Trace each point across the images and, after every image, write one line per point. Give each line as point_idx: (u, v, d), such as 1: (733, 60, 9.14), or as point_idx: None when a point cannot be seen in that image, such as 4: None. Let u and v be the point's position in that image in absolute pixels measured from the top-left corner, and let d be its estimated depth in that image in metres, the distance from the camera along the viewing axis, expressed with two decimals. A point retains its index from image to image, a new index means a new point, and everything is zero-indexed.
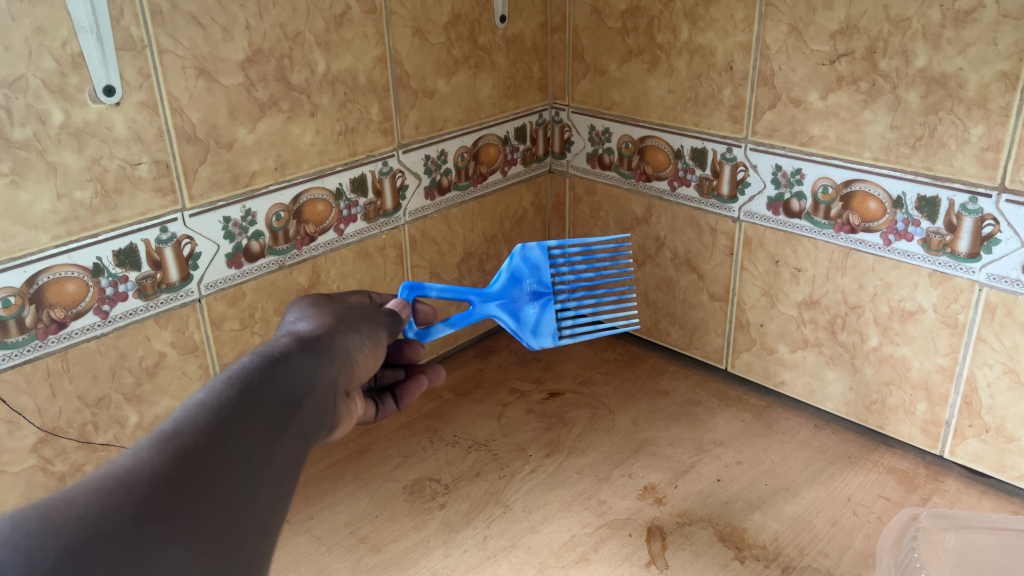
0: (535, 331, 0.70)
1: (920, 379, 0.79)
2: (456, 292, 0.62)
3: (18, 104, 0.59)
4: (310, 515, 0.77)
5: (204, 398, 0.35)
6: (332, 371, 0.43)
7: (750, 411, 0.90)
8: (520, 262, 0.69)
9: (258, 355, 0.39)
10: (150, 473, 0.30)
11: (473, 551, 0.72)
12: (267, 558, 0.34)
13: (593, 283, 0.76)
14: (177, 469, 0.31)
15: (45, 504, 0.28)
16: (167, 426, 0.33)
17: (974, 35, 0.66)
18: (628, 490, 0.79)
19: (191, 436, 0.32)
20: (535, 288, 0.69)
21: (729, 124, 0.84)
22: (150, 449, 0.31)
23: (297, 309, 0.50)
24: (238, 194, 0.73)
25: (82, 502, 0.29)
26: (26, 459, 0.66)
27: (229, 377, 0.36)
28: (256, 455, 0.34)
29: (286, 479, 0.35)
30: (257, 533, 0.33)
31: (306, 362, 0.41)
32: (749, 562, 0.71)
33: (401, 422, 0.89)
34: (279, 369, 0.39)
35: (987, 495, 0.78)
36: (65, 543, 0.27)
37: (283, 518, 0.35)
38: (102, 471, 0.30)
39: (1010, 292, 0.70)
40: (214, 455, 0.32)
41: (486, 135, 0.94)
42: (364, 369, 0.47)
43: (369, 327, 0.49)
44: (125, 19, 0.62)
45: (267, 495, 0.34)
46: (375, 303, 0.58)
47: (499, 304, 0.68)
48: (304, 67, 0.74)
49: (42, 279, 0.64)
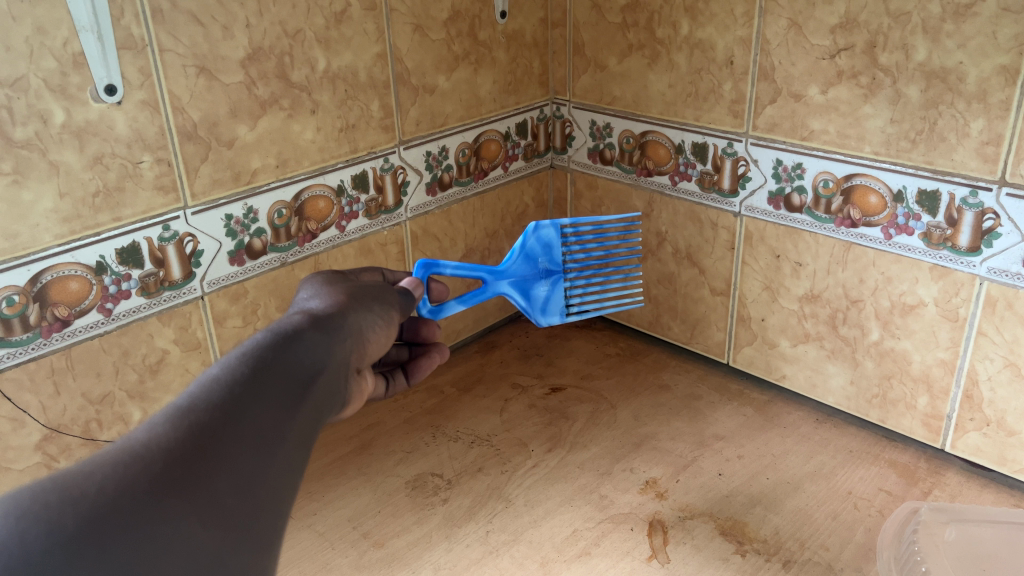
0: (544, 310, 0.70)
1: (921, 373, 0.79)
2: (470, 270, 0.61)
3: (20, 105, 0.59)
4: (313, 511, 0.77)
5: (217, 373, 0.35)
6: (344, 349, 0.43)
7: (752, 405, 0.90)
8: (533, 242, 0.68)
9: (271, 332, 0.39)
10: (165, 447, 0.31)
11: (475, 546, 0.73)
12: (282, 533, 0.34)
13: (603, 262, 0.75)
14: (192, 444, 0.31)
15: (64, 476, 0.28)
16: (181, 400, 0.33)
17: (975, 29, 0.66)
18: (629, 484, 0.79)
19: (206, 412, 0.33)
20: (547, 267, 0.69)
21: (729, 119, 0.84)
22: (166, 423, 0.32)
23: (309, 287, 0.50)
24: (239, 192, 0.74)
25: (100, 475, 0.29)
26: (30, 456, 0.67)
27: (244, 353, 0.37)
28: (270, 431, 0.34)
29: (299, 455, 0.36)
30: (272, 508, 0.33)
31: (320, 339, 0.41)
32: (750, 557, 0.71)
33: (404, 417, 0.90)
34: (292, 346, 0.39)
35: (988, 488, 0.78)
36: (83, 515, 0.27)
37: (297, 494, 0.35)
38: (118, 445, 0.30)
39: (1011, 286, 0.70)
40: (229, 430, 0.33)
41: (487, 130, 0.94)
42: (375, 348, 0.47)
43: (381, 306, 0.49)
44: (126, 18, 0.62)
45: (281, 472, 0.34)
46: (386, 280, 0.58)
47: (511, 282, 0.68)
48: (305, 64, 0.75)
49: (45, 278, 0.64)
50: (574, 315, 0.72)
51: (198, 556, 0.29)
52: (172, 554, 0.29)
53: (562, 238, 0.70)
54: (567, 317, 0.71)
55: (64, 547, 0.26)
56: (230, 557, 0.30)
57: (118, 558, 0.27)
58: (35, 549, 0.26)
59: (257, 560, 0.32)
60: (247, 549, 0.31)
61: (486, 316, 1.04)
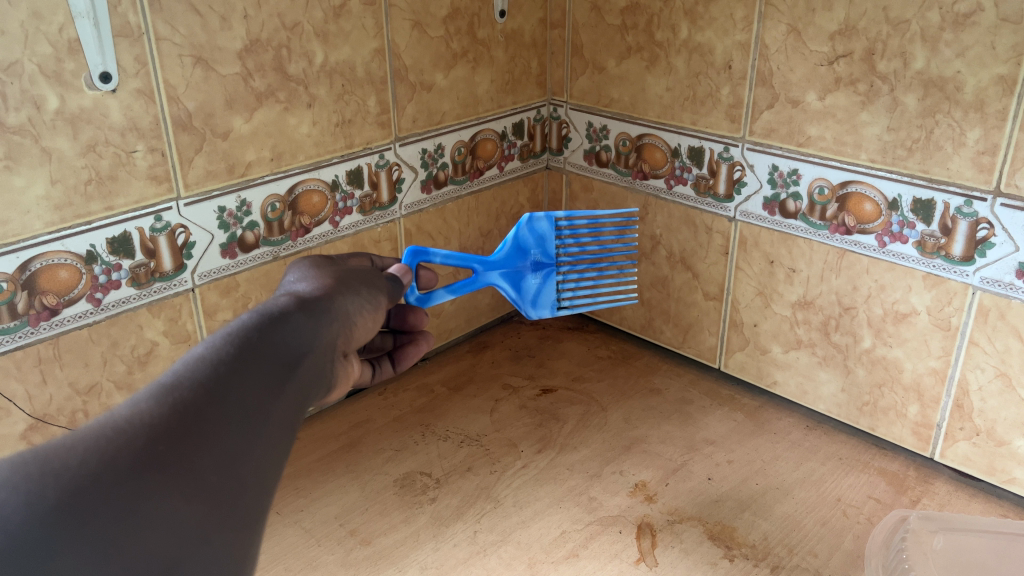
0: (534, 303, 0.70)
1: (912, 381, 0.79)
2: (461, 259, 0.60)
3: (13, 89, 0.58)
4: (300, 507, 0.77)
5: (203, 352, 0.34)
6: (331, 333, 0.43)
7: (742, 410, 0.90)
8: (526, 233, 0.68)
9: (258, 313, 0.39)
10: (148, 423, 0.30)
11: (462, 545, 0.72)
12: (266, 513, 0.33)
13: (597, 258, 0.75)
14: (176, 421, 0.31)
15: (45, 448, 0.28)
16: (165, 377, 0.32)
17: (974, 38, 0.66)
18: (619, 487, 0.79)
19: (191, 390, 0.32)
20: (539, 259, 0.69)
21: (727, 123, 0.84)
22: (150, 400, 0.31)
23: (296, 270, 0.49)
24: (233, 184, 0.73)
25: (82, 448, 0.28)
26: (14, 445, 0.66)
27: (229, 333, 0.36)
28: (255, 412, 0.34)
29: (284, 435, 0.35)
30: (257, 488, 0.33)
31: (307, 322, 0.41)
32: (738, 561, 0.71)
33: (393, 416, 0.89)
34: (279, 328, 0.38)
35: (976, 498, 0.78)
36: (65, 488, 0.27)
37: (281, 474, 0.35)
38: (102, 419, 0.30)
39: (1004, 296, 0.71)
40: (214, 409, 0.32)
41: (484, 130, 0.94)
42: (362, 333, 0.47)
43: (369, 291, 0.48)
44: (123, 6, 0.62)
45: (265, 452, 0.34)
46: (375, 267, 0.57)
47: (502, 272, 0.67)
48: (302, 57, 0.74)
49: (35, 266, 0.63)
50: (564, 310, 0.71)
51: (183, 533, 0.29)
52: (156, 531, 0.28)
53: (557, 230, 0.69)
54: (557, 312, 0.71)
55: (45, 520, 0.26)
56: (215, 535, 0.30)
57: (99, 533, 0.27)
58: (16, 521, 0.26)
59: (240, 540, 0.31)
60: (230, 527, 0.31)
61: (479, 315, 1.04)
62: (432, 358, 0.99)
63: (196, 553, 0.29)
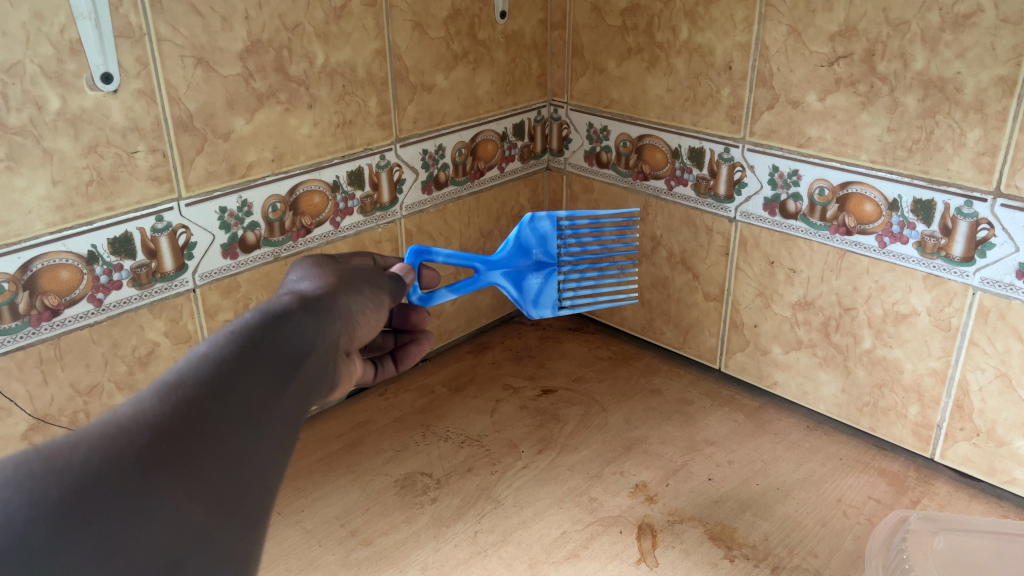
0: (535, 302, 0.70)
1: (912, 382, 0.79)
2: (462, 258, 0.60)
3: (15, 90, 0.59)
4: (301, 507, 0.77)
5: (206, 351, 0.34)
6: (334, 332, 0.43)
7: (743, 411, 0.90)
8: (528, 233, 0.68)
9: (260, 312, 0.39)
10: (151, 421, 0.30)
11: (463, 546, 0.73)
12: (270, 511, 0.33)
13: (597, 258, 0.75)
14: (180, 419, 0.31)
15: (48, 447, 0.28)
16: (169, 375, 0.33)
17: (973, 39, 0.66)
18: (619, 487, 0.79)
19: (193, 388, 0.32)
20: (541, 258, 0.69)
21: (727, 124, 0.84)
22: (153, 399, 0.31)
23: (299, 269, 0.49)
24: (234, 185, 0.73)
25: (85, 446, 0.28)
26: (15, 445, 0.66)
27: (232, 331, 0.36)
28: (259, 410, 0.34)
29: (287, 433, 0.35)
30: (260, 486, 0.33)
31: (309, 321, 0.41)
32: (738, 561, 0.71)
33: (393, 416, 0.89)
34: (281, 327, 0.38)
35: (976, 499, 0.78)
36: (68, 485, 0.27)
37: (285, 472, 0.35)
38: (105, 418, 0.30)
39: (1003, 296, 0.71)
40: (217, 407, 0.32)
41: (485, 131, 0.94)
42: (365, 332, 0.47)
43: (371, 289, 0.48)
44: (124, 7, 0.62)
45: (269, 449, 0.34)
46: (377, 265, 0.57)
47: (504, 272, 0.67)
48: (303, 58, 0.74)
49: (36, 266, 0.63)
50: (565, 310, 0.72)
51: (185, 530, 0.29)
52: (159, 528, 0.28)
53: (558, 230, 0.69)
54: (559, 311, 0.71)
55: (49, 517, 0.26)
56: (218, 532, 0.30)
57: (102, 530, 0.27)
58: (21, 518, 0.26)
59: (244, 537, 0.31)
60: (234, 525, 0.31)
61: (479, 316, 1.04)
62: (432, 359, 0.99)
63: (199, 550, 0.29)
